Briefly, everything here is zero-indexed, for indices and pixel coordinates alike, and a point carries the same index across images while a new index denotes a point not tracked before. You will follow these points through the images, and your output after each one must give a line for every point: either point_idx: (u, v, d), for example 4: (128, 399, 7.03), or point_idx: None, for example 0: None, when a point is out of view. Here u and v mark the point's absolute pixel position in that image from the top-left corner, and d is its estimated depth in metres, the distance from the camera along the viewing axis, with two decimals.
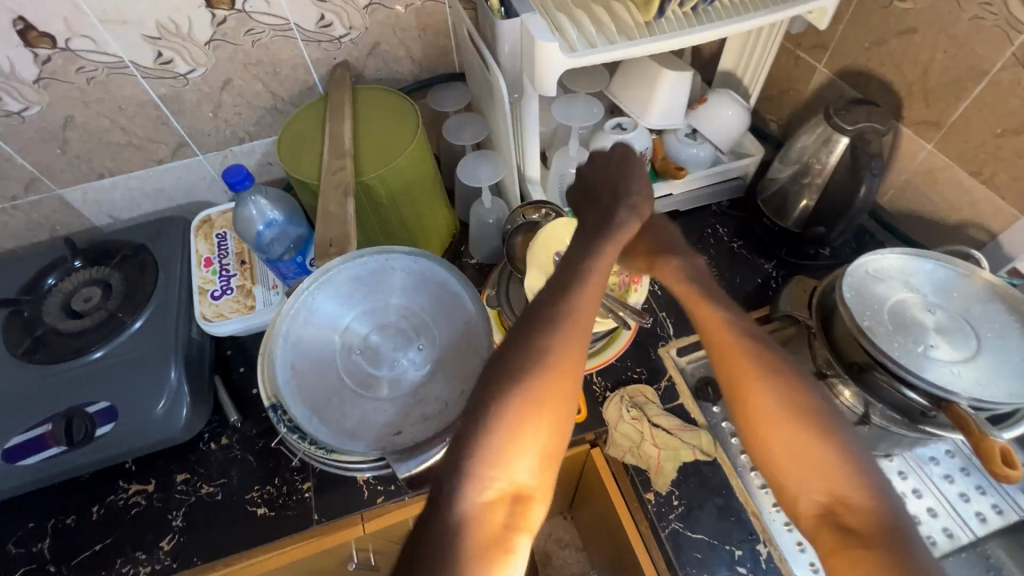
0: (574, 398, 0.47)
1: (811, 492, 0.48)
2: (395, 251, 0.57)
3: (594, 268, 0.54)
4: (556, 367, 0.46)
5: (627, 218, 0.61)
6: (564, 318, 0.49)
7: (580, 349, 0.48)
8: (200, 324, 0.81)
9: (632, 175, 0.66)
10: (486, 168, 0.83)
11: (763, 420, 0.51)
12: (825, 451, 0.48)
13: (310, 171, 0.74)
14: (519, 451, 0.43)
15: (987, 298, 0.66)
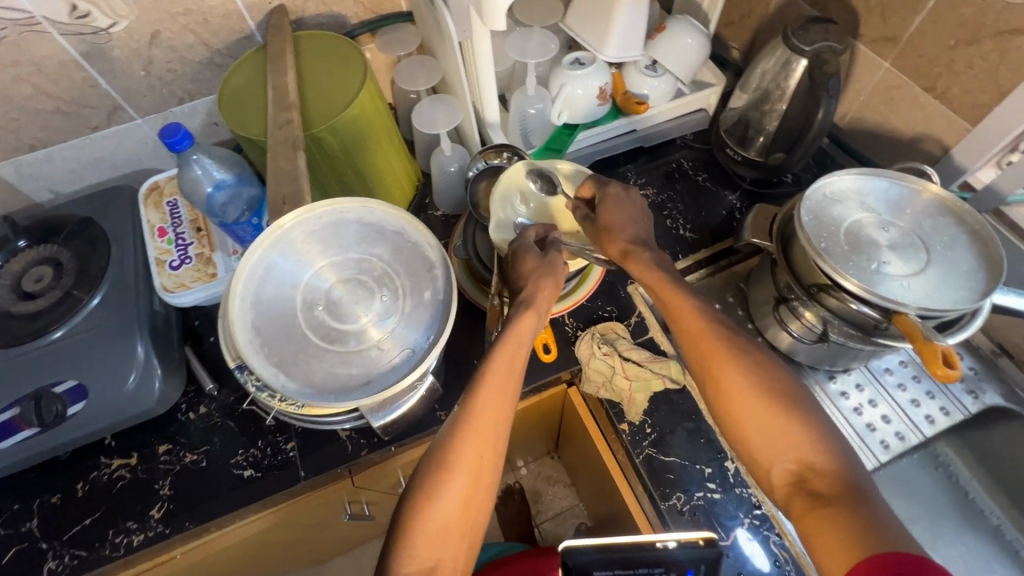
0: (492, 472, 0.51)
1: (784, 461, 0.51)
2: (348, 201, 0.55)
3: (500, 359, 0.55)
4: (465, 478, 0.50)
5: (536, 294, 0.60)
6: (475, 427, 0.52)
7: (491, 455, 0.52)
8: (162, 296, 0.79)
9: (527, 258, 0.64)
10: (442, 114, 0.81)
11: (736, 400, 0.54)
12: (797, 425, 0.51)
13: (256, 126, 0.71)
14: (442, 530, 0.49)
15: (938, 212, 0.68)
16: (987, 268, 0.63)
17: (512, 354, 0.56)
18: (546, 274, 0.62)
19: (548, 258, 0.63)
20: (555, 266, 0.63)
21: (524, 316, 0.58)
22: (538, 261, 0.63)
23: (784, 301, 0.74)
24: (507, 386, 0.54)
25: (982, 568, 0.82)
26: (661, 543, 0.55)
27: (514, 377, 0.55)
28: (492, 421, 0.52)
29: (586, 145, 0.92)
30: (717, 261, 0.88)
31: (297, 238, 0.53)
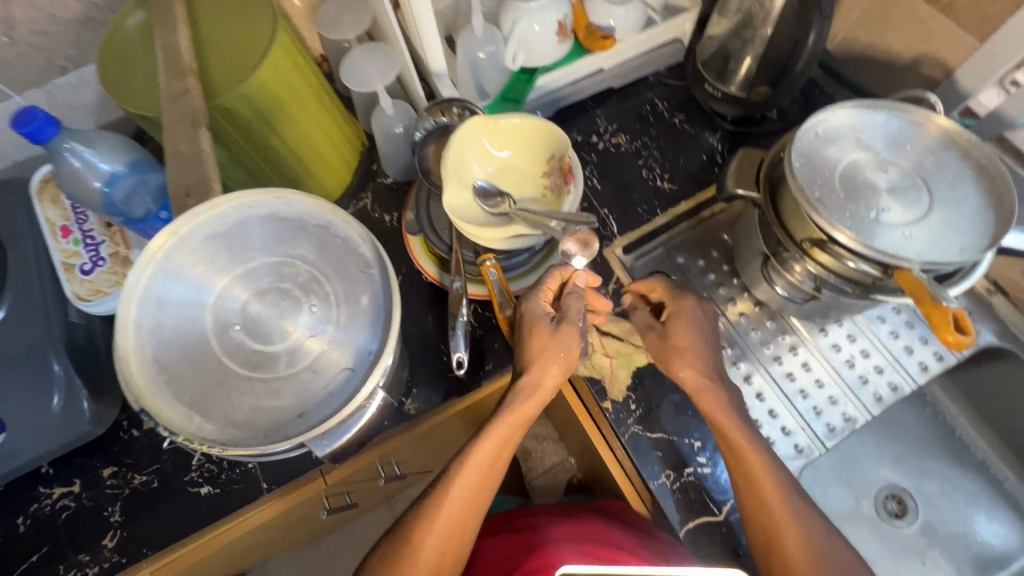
0: (462, 543, 0.57)
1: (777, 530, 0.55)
2: (256, 194, 0.49)
3: (489, 447, 0.57)
4: (436, 552, 0.55)
5: (536, 378, 0.58)
6: (448, 512, 0.55)
7: (459, 535, 0.56)
8: (77, 306, 0.69)
9: (541, 340, 0.58)
10: (376, 66, 0.69)
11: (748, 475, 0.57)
12: (778, 492, 0.56)
13: (147, 99, 0.58)
14: None
15: (941, 147, 0.61)
16: (994, 207, 0.57)
17: (501, 431, 0.58)
18: (554, 356, 0.58)
19: (559, 335, 0.58)
20: (566, 341, 0.58)
21: (523, 401, 0.58)
22: (550, 342, 0.58)
23: (774, 257, 0.67)
24: (489, 474, 0.57)
25: (967, 502, 0.81)
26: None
27: (499, 464, 0.58)
28: (467, 502, 0.56)
29: (548, 91, 0.81)
30: (699, 213, 0.80)
31: (192, 249, 0.47)
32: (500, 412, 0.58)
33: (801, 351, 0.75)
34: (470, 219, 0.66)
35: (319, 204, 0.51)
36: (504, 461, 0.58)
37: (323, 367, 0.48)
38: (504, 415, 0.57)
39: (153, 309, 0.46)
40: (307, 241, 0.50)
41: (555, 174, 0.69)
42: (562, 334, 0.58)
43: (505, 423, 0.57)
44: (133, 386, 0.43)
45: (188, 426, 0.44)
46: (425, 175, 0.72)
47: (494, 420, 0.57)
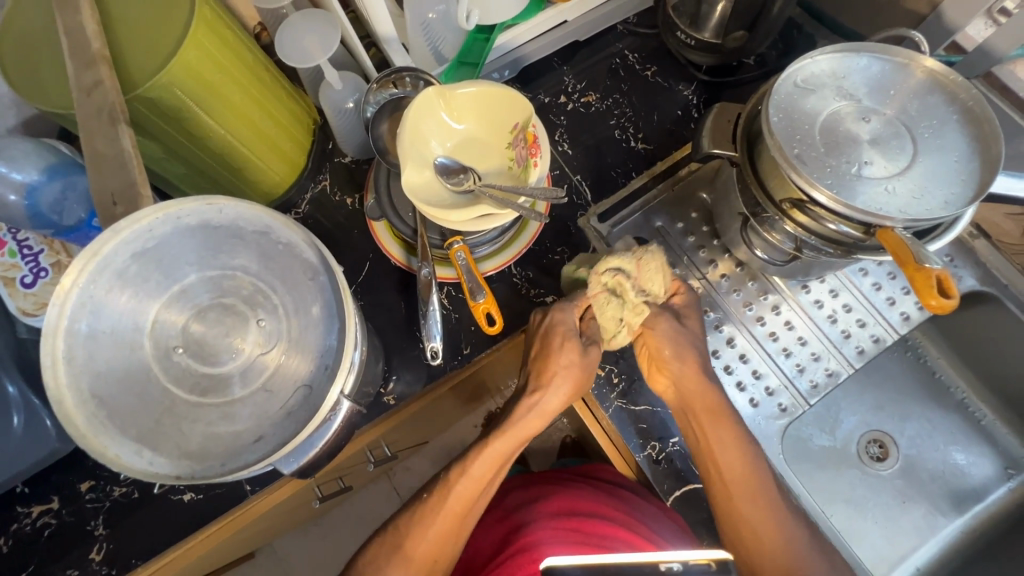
0: (466, 529, 0.61)
1: (753, 526, 0.59)
2: (182, 203, 0.46)
3: (489, 459, 0.61)
4: (442, 538, 0.59)
5: (548, 400, 0.61)
6: (443, 521, 0.59)
7: (452, 542, 0.60)
8: (25, 322, 0.63)
9: (566, 351, 0.60)
10: (314, 35, 0.62)
11: (734, 482, 0.60)
12: (761, 495, 0.60)
13: (59, 94, 0.52)
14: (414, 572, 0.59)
15: (926, 91, 0.57)
16: (980, 153, 0.54)
17: (519, 436, 0.62)
18: (571, 374, 0.61)
19: (585, 355, 0.61)
20: (589, 363, 0.61)
21: (532, 419, 0.62)
22: (571, 358, 0.60)
23: (753, 218, 0.63)
24: (490, 480, 0.62)
25: (945, 440, 0.82)
26: (665, 566, 0.43)
27: (498, 473, 0.62)
28: (462, 511, 0.60)
29: (506, 49, 0.75)
30: (675, 172, 0.76)
31: (123, 265, 0.45)
32: (505, 427, 0.62)
33: (784, 309, 0.74)
34: (433, 202, 0.62)
35: (252, 210, 0.48)
36: (504, 469, 0.63)
37: (277, 385, 0.47)
38: (510, 431, 0.61)
39: (84, 339, 0.44)
40: (245, 250, 0.49)
41: (520, 145, 0.64)
42: (582, 357, 0.61)
43: (509, 438, 0.61)
44: (73, 423, 0.42)
45: (138, 462, 0.43)
46: (381, 155, 0.67)
47: (498, 435, 0.61)
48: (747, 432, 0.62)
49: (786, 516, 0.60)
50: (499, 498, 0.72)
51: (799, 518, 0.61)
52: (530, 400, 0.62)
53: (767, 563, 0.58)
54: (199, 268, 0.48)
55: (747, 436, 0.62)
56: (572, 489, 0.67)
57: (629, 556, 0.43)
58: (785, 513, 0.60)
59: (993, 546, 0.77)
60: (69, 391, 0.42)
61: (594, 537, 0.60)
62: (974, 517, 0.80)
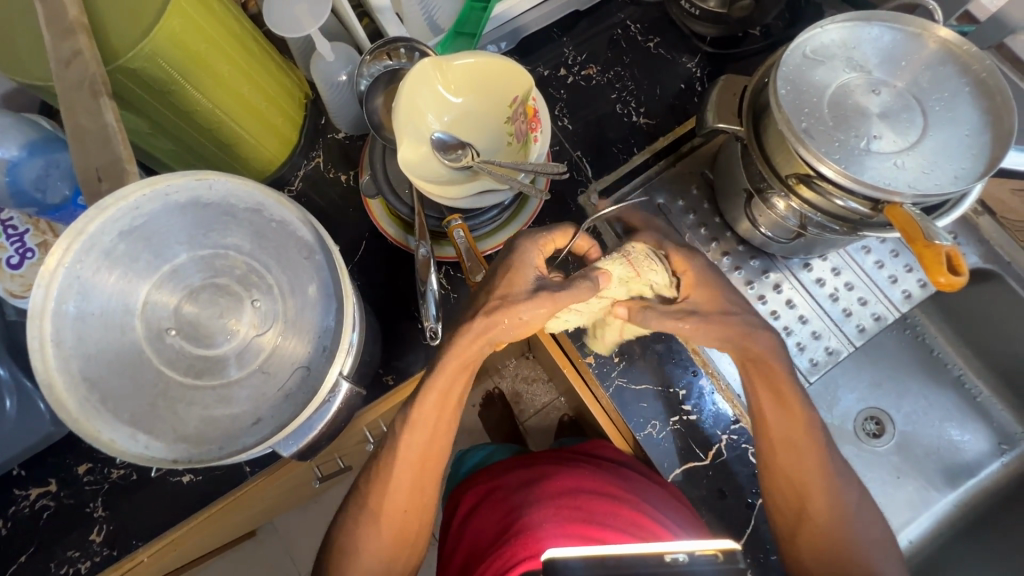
0: (426, 474, 0.61)
1: (809, 493, 0.60)
2: (170, 177, 0.45)
3: (432, 396, 0.59)
4: (400, 481, 0.60)
5: (484, 327, 0.57)
6: (402, 475, 0.60)
7: (418, 492, 0.61)
8: (12, 303, 0.61)
9: (504, 281, 0.58)
10: (304, 3, 0.59)
11: (797, 452, 0.60)
12: (820, 467, 0.61)
13: (37, 65, 0.49)
14: (384, 522, 0.60)
15: (938, 62, 0.56)
16: (992, 127, 0.53)
17: (455, 367, 0.58)
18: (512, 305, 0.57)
19: (533, 290, 0.57)
20: (539, 300, 0.56)
21: (463, 352, 0.58)
22: (504, 287, 0.57)
23: (757, 194, 0.62)
24: (438, 424, 0.60)
25: (942, 417, 0.83)
26: (671, 557, 0.44)
27: (445, 415, 0.60)
28: (420, 459, 0.60)
29: (505, 21, 0.73)
30: (678, 149, 0.74)
31: (110, 244, 0.44)
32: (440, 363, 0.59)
33: (785, 288, 0.73)
34: (430, 178, 0.60)
35: (242, 187, 0.47)
36: (451, 405, 0.60)
37: (274, 366, 0.46)
38: (447, 365, 0.58)
39: (74, 320, 0.42)
40: (237, 228, 0.47)
41: (520, 119, 0.62)
42: (516, 282, 0.57)
43: (448, 373, 0.59)
44: (65, 408, 0.41)
45: (133, 447, 0.42)
46: (376, 131, 0.65)
47: (434, 373, 0.59)
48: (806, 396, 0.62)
49: (836, 481, 0.61)
50: (498, 476, 0.72)
51: (847, 483, 0.62)
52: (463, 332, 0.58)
53: (807, 524, 0.60)
54: (189, 248, 0.47)
55: (806, 403, 0.61)
56: (572, 470, 0.66)
57: (633, 548, 0.45)
58: (834, 475, 0.61)
59: (983, 520, 0.79)
60: (59, 375, 0.41)
61: (594, 516, 0.59)
62: (967, 492, 0.81)
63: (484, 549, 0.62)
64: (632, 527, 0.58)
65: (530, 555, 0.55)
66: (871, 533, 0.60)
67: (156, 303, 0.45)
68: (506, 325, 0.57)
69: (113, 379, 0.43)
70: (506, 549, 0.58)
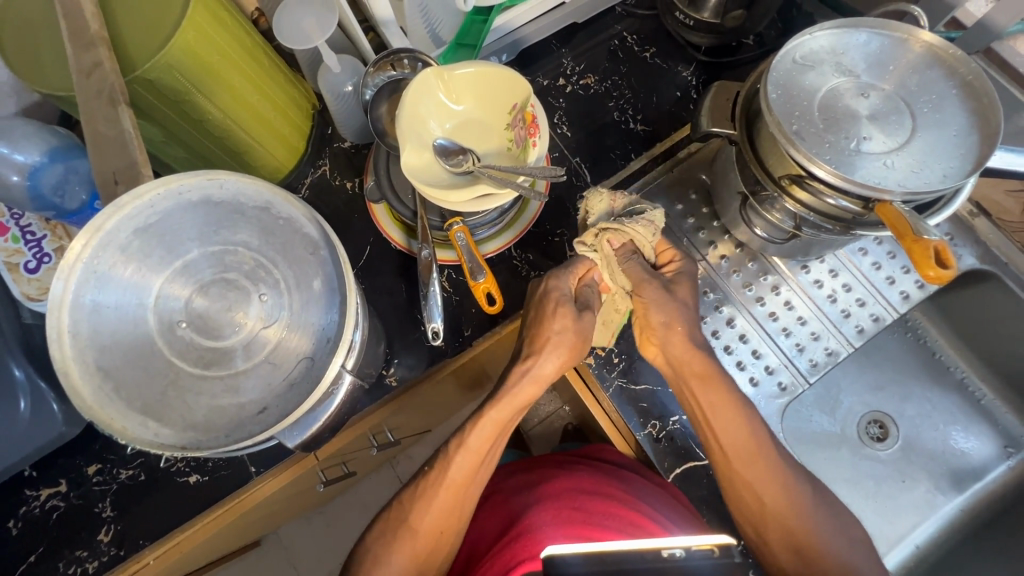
0: (468, 496, 0.61)
1: (761, 496, 0.59)
2: (184, 177, 0.47)
3: (487, 427, 0.61)
4: (442, 501, 0.60)
5: (542, 365, 0.60)
6: (443, 497, 0.60)
7: (454, 515, 0.61)
8: (27, 306, 0.63)
9: (565, 319, 0.60)
10: (312, 17, 0.62)
11: (739, 458, 0.59)
12: (773, 471, 0.59)
13: (59, 74, 0.51)
14: (420, 540, 0.60)
15: (926, 66, 0.57)
16: (979, 127, 0.54)
17: (514, 399, 0.61)
18: (570, 339, 0.61)
19: (581, 318, 0.61)
20: (585, 327, 0.61)
21: (526, 386, 0.61)
22: (565, 324, 0.60)
23: (752, 197, 0.63)
24: (487, 450, 0.61)
25: (946, 420, 0.83)
26: (668, 552, 0.44)
27: (497, 440, 0.62)
28: (462, 484, 0.60)
29: (506, 33, 0.75)
30: (674, 154, 0.76)
31: (126, 239, 0.46)
32: (499, 396, 0.61)
33: (783, 290, 0.74)
34: (432, 182, 0.62)
35: (251, 185, 0.49)
36: (502, 437, 0.62)
37: (280, 358, 0.48)
38: (507, 398, 0.61)
39: (89, 312, 0.44)
40: (247, 225, 0.49)
41: (519, 126, 0.65)
42: (576, 321, 0.60)
43: (503, 407, 0.61)
44: (79, 395, 0.43)
45: (144, 433, 0.44)
46: (380, 138, 0.67)
47: (492, 404, 0.61)
48: (744, 399, 0.61)
49: (789, 477, 0.59)
50: (499, 482, 0.72)
51: (804, 481, 0.60)
52: (526, 366, 0.61)
53: (769, 522, 0.59)
54: (201, 244, 0.49)
55: (744, 403, 0.61)
56: (573, 472, 0.67)
57: (630, 544, 0.45)
58: (787, 471, 0.60)
59: (990, 524, 0.78)
60: (75, 364, 0.43)
61: (594, 516, 0.60)
62: (973, 496, 0.80)
63: (484, 551, 0.63)
64: (631, 527, 0.58)
65: (530, 556, 0.56)
66: (840, 529, 0.58)
67: (169, 297, 0.47)
68: (566, 362, 0.61)
69: (125, 370, 0.45)
70: (507, 550, 0.58)
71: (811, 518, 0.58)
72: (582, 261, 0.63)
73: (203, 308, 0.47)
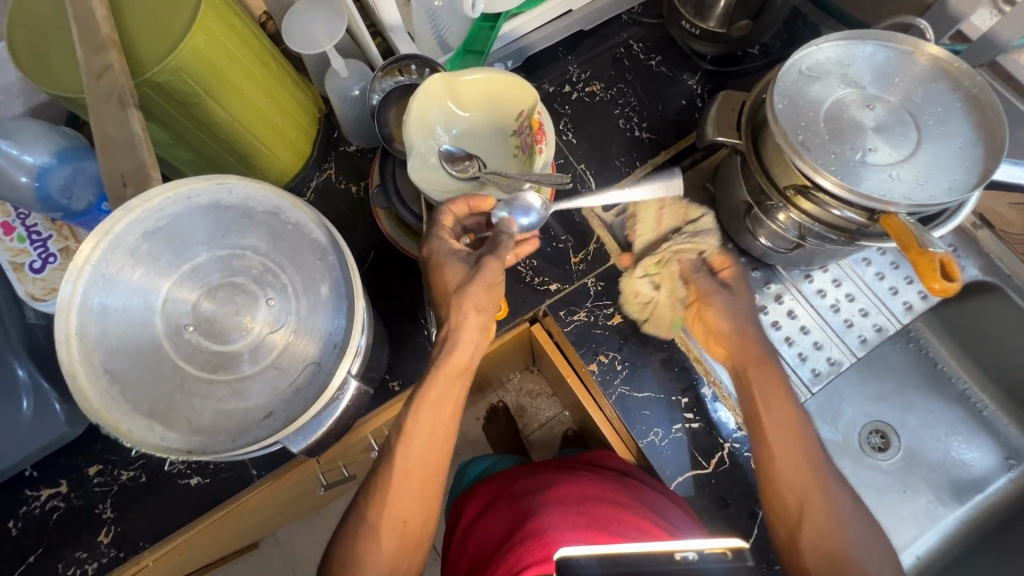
0: (428, 481, 0.59)
1: (804, 501, 0.57)
2: (193, 181, 0.47)
3: (425, 407, 0.57)
4: (394, 488, 0.58)
5: (460, 331, 0.56)
6: (401, 487, 0.58)
7: (421, 504, 0.59)
8: (32, 306, 0.63)
9: (447, 272, 0.56)
10: (320, 21, 0.62)
11: (787, 456, 0.59)
12: (815, 476, 0.58)
13: (69, 77, 0.52)
14: (382, 533, 0.57)
15: (931, 79, 0.57)
16: (984, 139, 0.54)
17: (444, 373, 0.57)
18: (477, 293, 0.55)
19: (476, 270, 0.56)
20: (484, 275, 0.55)
21: (455, 357, 0.57)
22: (457, 278, 0.56)
23: (757, 206, 0.63)
24: (432, 432, 0.58)
25: (947, 431, 0.83)
26: (681, 556, 0.45)
27: (440, 423, 0.58)
28: (422, 472, 0.58)
29: (512, 40, 0.76)
30: (679, 162, 0.77)
31: (134, 243, 0.46)
32: (429, 375, 0.57)
33: (787, 298, 0.74)
34: (438, 188, 0.62)
35: (259, 190, 0.49)
36: (446, 416, 0.58)
37: (286, 362, 0.48)
38: (435, 374, 0.57)
39: (97, 315, 0.44)
40: (255, 230, 0.49)
41: (525, 133, 0.65)
42: (470, 273, 0.56)
43: (438, 384, 0.57)
44: (86, 398, 0.43)
45: (150, 437, 0.44)
46: (387, 143, 0.68)
47: (424, 383, 0.57)
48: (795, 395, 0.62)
49: (831, 487, 0.58)
50: (506, 486, 0.71)
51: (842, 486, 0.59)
52: (445, 335, 0.57)
53: (805, 528, 0.57)
54: (209, 248, 0.49)
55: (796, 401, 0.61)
56: (578, 479, 0.67)
57: (643, 547, 0.45)
58: (830, 479, 0.59)
59: (991, 535, 0.78)
60: (82, 367, 0.43)
61: (600, 521, 0.59)
62: (975, 507, 0.80)
63: (490, 556, 0.62)
64: (638, 532, 0.58)
65: (537, 560, 0.56)
66: (873, 543, 0.57)
67: (177, 301, 0.47)
68: (480, 323, 0.57)
69: (132, 374, 0.45)
70: (513, 552, 0.58)
71: (849, 529, 0.57)
72: (451, 203, 0.59)
73: (209, 311, 0.47)
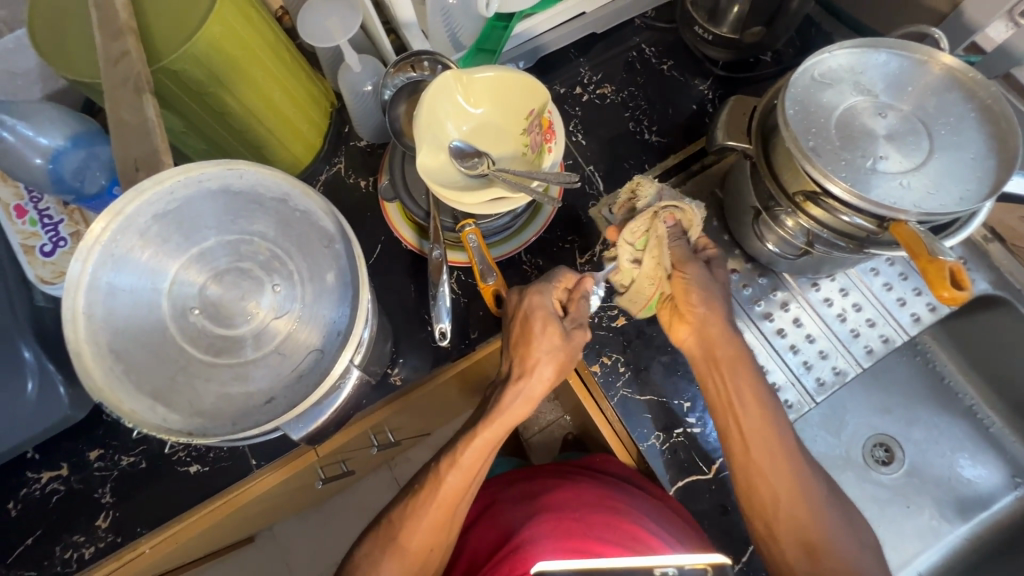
0: (456, 510, 0.60)
1: (782, 503, 0.58)
2: (204, 165, 0.48)
3: (477, 448, 0.59)
4: (430, 519, 0.59)
5: (533, 385, 0.60)
6: (432, 516, 0.59)
7: (444, 531, 0.60)
8: (41, 289, 0.64)
9: (546, 330, 0.59)
10: (334, 16, 0.62)
11: (762, 455, 0.58)
12: (791, 477, 0.58)
13: (86, 61, 0.52)
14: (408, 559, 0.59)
15: (944, 89, 0.57)
16: (997, 150, 0.54)
17: (504, 421, 0.60)
18: (554, 355, 0.60)
19: (568, 337, 0.60)
20: (574, 344, 0.60)
21: (518, 406, 0.60)
22: (553, 343, 0.59)
23: (766, 212, 0.63)
24: (477, 467, 0.60)
25: (952, 447, 0.82)
26: (660, 571, 0.47)
27: (486, 459, 0.61)
28: (453, 502, 0.60)
29: (525, 40, 0.76)
30: (688, 167, 0.77)
31: (144, 225, 0.46)
32: (489, 416, 0.60)
33: (793, 307, 0.73)
34: (446, 183, 0.62)
35: (269, 176, 0.49)
36: (493, 453, 0.61)
37: (289, 349, 0.48)
38: (497, 417, 0.60)
39: (104, 294, 0.45)
40: (263, 215, 0.50)
41: (536, 131, 0.65)
42: (564, 339, 0.60)
43: (494, 427, 0.60)
44: (90, 376, 0.43)
45: (150, 417, 0.44)
46: (397, 137, 0.68)
47: (484, 424, 0.59)
48: (769, 394, 0.61)
49: (807, 488, 0.59)
50: (499, 491, 0.71)
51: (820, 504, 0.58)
52: (515, 386, 0.60)
53: (784, 528, 0.58)
54: (218, 233, 0.49)
55: (771, 402, 0.61)
56: (572, 484, 0.66)
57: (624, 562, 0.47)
58: (806, 478, 0.59)
59: (995, 554, 0.77)
60: (87, 345, 0.43)
61: (593, 531, 0.59)
62: (979, 524, 0.79)
63: (483, 563, 0.62)
64: (633, 541, 0.58)
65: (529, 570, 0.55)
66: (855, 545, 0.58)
67: (184, 284, 0.48)
68: (546, 381, 0.60)
69: (137, 353, 0.45)
70: (504, 563, 0.58)
71: (829, 529, 0.58)
72: (564, 276, 0.63)
73: (216, 298, 0.48)
